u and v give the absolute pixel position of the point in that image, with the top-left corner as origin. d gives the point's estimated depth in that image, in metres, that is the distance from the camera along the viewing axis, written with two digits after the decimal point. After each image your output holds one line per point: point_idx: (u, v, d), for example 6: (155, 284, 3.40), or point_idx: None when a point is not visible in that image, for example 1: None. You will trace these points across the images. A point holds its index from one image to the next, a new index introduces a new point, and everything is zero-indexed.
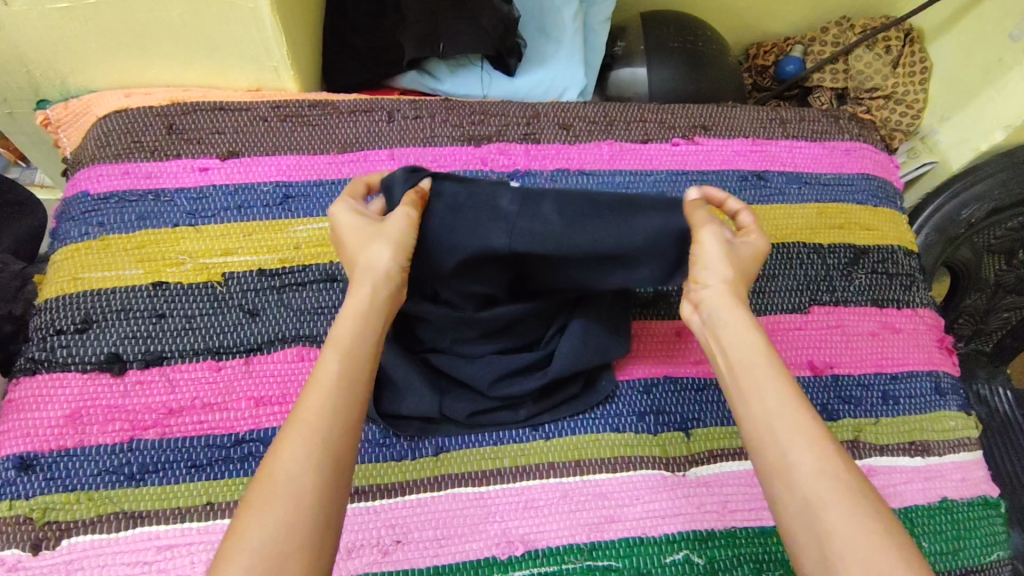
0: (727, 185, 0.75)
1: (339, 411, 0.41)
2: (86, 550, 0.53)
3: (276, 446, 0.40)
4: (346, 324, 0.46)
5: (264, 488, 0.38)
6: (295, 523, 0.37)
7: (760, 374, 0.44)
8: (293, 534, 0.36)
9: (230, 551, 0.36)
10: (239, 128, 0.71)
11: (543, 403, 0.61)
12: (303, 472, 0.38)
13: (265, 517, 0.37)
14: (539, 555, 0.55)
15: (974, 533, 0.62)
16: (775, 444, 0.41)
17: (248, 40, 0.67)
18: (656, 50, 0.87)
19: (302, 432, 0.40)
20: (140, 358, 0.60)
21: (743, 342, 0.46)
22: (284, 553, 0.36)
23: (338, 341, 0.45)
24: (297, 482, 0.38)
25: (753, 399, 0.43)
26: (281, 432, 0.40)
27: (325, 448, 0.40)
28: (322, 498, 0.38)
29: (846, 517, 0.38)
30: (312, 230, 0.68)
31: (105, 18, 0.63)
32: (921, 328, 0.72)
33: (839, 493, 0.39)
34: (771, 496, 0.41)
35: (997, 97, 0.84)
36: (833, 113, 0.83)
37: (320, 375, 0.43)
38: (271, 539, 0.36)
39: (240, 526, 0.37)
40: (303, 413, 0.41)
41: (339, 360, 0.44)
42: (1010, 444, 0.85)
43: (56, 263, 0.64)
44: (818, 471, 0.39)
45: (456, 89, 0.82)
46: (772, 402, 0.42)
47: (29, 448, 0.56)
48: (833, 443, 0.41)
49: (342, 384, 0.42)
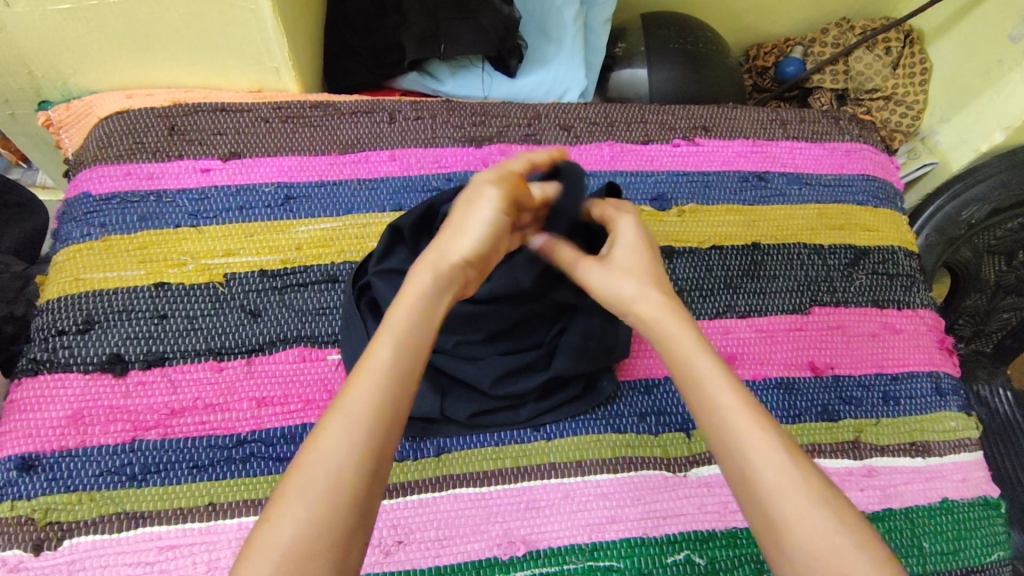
0: (727, 186, 0.75)
1: (382, 403, 0.39)
2: (88, 550, 0.53)
3: (315, 438, 0.38)
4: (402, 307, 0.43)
5: (298, 481, 0.37)
6: (326, 519, 0.36)
7: (712, 382, 0.42)
8: (321, 532, 0.36)
9: (257, 545, 0.35)
10: (240, 129, 0.71)
11: (545, 403, 0.61)
12: (340, 467, 0.37)
13: (295, 512, 0.36)
14: (541, 556, 0.55)
15: (975, 533, 0.62)
16: (733, 452, 0.40)
17: (249, 42, 0.68)
18: (657, 51, 0.88)
19: (343, 424, 0.39)
20: (142, 358, 0.61)
21: (684, 350, 0.44)
22: (311, 550, 0.35)
23: (392, 327, 0.42)
24: (332, 477, 0.37)
25: (709, 411, 0.41)
26: (323, 421, 0.39)
27: (363, 443, 0.38)
28: (357, 493, 0.37)
29: (813, 528, 0.36)
30: (314, 230, 0.68)
31: (106, 19, 0.63)
32: (922, 329, 0.72)
33: (805, 504, 0.37)
34: (744, 510, 0.39)
35: (997, 97, 0.84)
36: (833, 113, 0.83)
37: (369, 363, 0.41)
38: (299, 535, 0.35)
39: (271, 518, 0.36)
40: (345, 404, 0.39)
41: (393, 347, 0.41)
42: (1011, 444, 0.86)
43: (58, 263, 0.64)
44: (783, 482, 0.38)
45: (457, 91, 0.82)
46: (727, 412, 0.41)
47: (31, 448, 0.56)
48: (794, 448, 0.40)
49: (388, 376, 0.40)
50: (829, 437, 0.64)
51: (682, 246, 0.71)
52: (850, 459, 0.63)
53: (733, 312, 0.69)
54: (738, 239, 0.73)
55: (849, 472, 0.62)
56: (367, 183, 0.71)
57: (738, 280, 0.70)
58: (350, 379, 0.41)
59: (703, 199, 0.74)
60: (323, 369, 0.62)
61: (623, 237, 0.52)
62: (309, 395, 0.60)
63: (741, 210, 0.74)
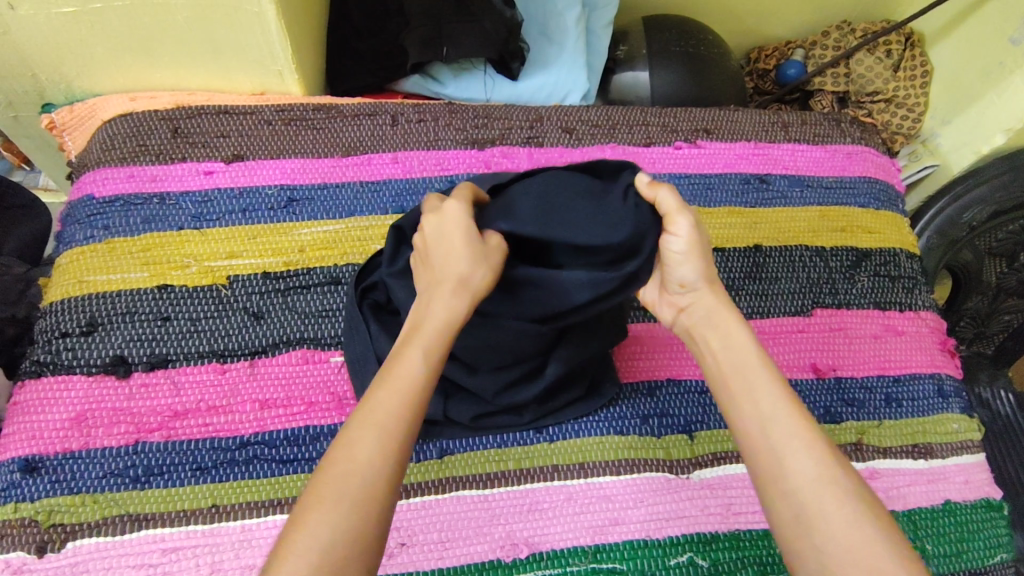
0: (730, 188, 0.76)
1: (413, 414, 0.40)
2: (92, 552, 0.53)
3: (349, 442, 0.39)
4: (431, 320, 0.43)
5: (334, 486, 0.37)
6: (363, 525, 0.36)
7: (756, 377, 0.44)
8: (358, 537, 0.36)
9: (292, 548, 0.35)
10: (243, 132, 0.71)
11: (547, 407, 0.60)
12: (375, 475, 0.38)
13: (331, 518, 0.36)
14: (544, 557, 0.55)
15: (978, 535, 0.62)
16: (766, 442, 0.41)
17: (253, 45, 0.68)
18: (658, 54, 0.88)
19: (378, 434, 0.39)
20: (145, 360, 0.61)
21: (729, 346, 0.46)
22: (348, 554, 0.35)
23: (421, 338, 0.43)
24: (368, 484, 0.37)
25: (750, 404, 0.43)
26: (355, 426, 0.39)
27: (396, 453, 0.39)
28: (389, 502, 0.38)
29: (846, 521, 0.37)
30: (316, 233, 0.68)
31: (111, 23, 0.63)
32: (924, 331, 0.72)
33: (839, 499, 0.38)
34: (768, 500, 0.41)
35: (997, 101, 0.85)
36: (835, 116, 0.83)
37: (400, 375, 0.41)
38: (336, 540, 0.35)
39: (305, 522, 0.36)
40: (378, 413, 0.40)
41: (424, 360, 0.42)
42: (1014, 447, 0.85)
43: (61, 266, 0.64)
44: (819, 475, 0.39)
45: (460, 94, 0.82)
46: (769, 407, 0.42)
47: (34, 450, 0.56)
48: (832, 446, 0.41)
49: (418, 389, 0.41)
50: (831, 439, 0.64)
51: None
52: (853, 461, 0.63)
53: None
54: (740, 241, 0.73)
55: None
56: (369, 185, 0.71)
57: (741, 282, 0.70)
58: (378, 390, 0.41)
59: (705, 202, 0.74)
60: (326, 372, 0.62)
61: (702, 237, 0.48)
62: (312, 398, 0.60)
63: (743, 212, 0.74)
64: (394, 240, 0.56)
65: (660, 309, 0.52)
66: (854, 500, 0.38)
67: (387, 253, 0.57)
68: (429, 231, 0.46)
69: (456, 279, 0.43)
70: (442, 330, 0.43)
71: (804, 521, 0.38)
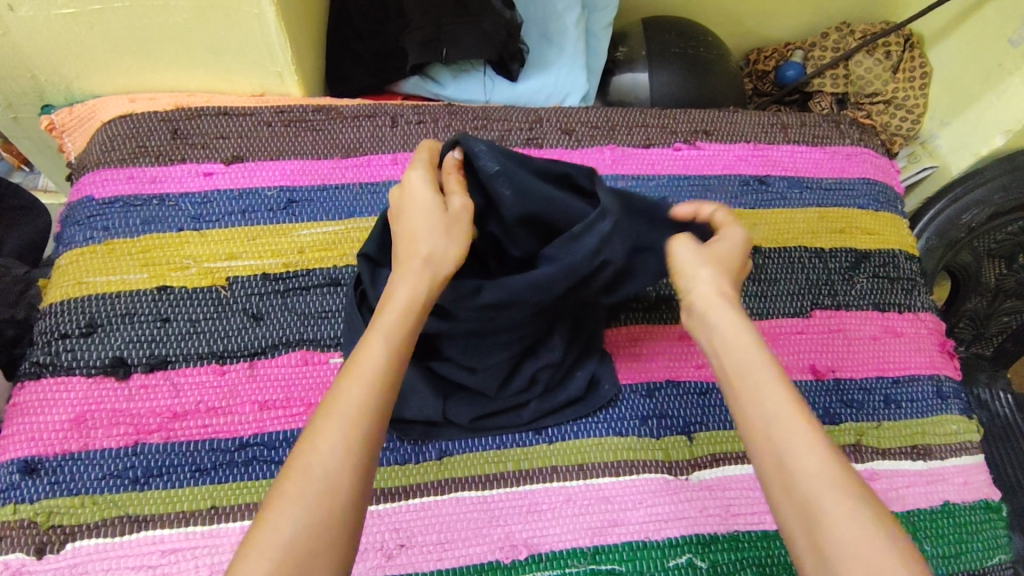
0: (729, 190, 0.76)
1: (377, 401, 0.40)
2: (91, 553, 0.53)
3: (312, 436, 0.39)
4: (393, 305, 0.44)
5: (297, 479, 0.37)
6: (328, 517, 0.36)
7: (758, 374, 0.43)
8: (322, 529, 0.36)
9: (256, 543, 0.35)
10: (243, 133, 0.71)
11: (548, 403, 0.61)
12: (339, 465, 0.38)
13: (293, 510, 0.36)
14: (544, 559, 0.56)
15: (977, 536, 0.62)
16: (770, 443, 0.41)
17: (253, 46, 0.68)
18: (657, 56, 0.88)
19: (341, 424, 0.39)
20: (145, 361, 0.61)
21: (733, 342, 0.45)
22: (314, 547, 0.35)
23: (382, 328, 0.43)
24: (331, 475, 0.37)
25: (750, 401, 0.43)
26: (319, 421, 0.39)
27: (360, 441, 0.39)
28: (357, 490, 0.38)
29: (846, 519, 0.37)
30: (316, 234, 0.68)
31: (110, 24, 0.63)
32: (923, 332, 0.72)
33: (838, 497, 0.38)
34: (773, 501, 0.40)
35: (997, 102, 0.85)
36: (834, 117, 0.83)
37: (364, 362, 0.41)
38: (301, 532, 0.36)
39: (269, 517, 0.36)
40: (342, 405, 0.40)
41: (388, 344, 0.42)
42: (1012, 448, 0.86)
43: (60, 267, 0.64)
44: (819, 473, 0.39)
45: (459, 96, 0.83)
46: (770, 404, 0.42)
47: (34, 452, 0.56)
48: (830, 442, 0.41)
49: (382, 377, 0.41)
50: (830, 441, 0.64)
51: None
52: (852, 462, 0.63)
53: None
54: None
55: None
56: (369, 187, 0.71)
57: (740, 283, 0.70)
58: (342, 380, 0.41)
59: None
60: (325, 373, 0.62)
61: (728, 242, 0.52)
62: (311, 399, 0.60)
63: (742, 214, 0.75)
64: (368, 270, 0.58)
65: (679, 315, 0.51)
66: (853, 498, 0.38)
67: (366, 283, 0.57)
68: (394, 209, 0.50)
69: (418, 258, 0.45)
70: (402, 314, 0.43)
71: (804, 518, 0.38)
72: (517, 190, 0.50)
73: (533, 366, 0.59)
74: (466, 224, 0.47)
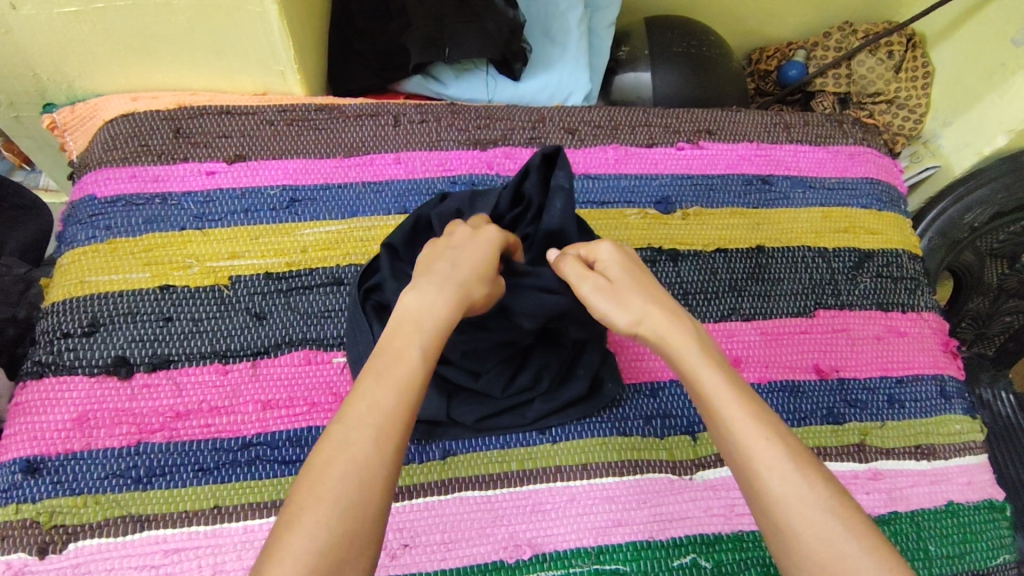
0: (732, 189, 0.76)
1: (409, 411, 0.40)
2: (94, 553, 0.53)
3: (344, 443, 0.38)
4: (428, 318, 0.43)
5: (331, 488, 0.37)
6: (359, 527, 0.36)
7: (718, 394, 0.42)
8: (351, 538, 0.36)
9: (284, 550, 0.35)
10: (246, 131, 0.71)
11: (552, 403, 0.59)
12: (372, 476, 0.38)
13: (324, 519, 0.36)
14: (547, 559, 0.55)
15: (980, 536, 0.62)
16: (738, 453, 0.40)
17: (255, 45, 0.68)
18: (660, 54, 0.88)
19: (374, 433, 0.39)
20: (148, 361, 0.60)
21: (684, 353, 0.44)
22: (344, 556, 0.35)
23: (418, 336, 0.43)
24: (363, 484, 0.37)
25: (717, 422, 0.41)
26: (350, 428, 0.39)
27: (394, 450, 0.39)
28: (386, 500, 0.38)
29: (823, 533, 0.37)
30: (319, 233, 0.68)
31: (112, 22, 0.63)
32: (926, 332, 0.72)
33: (814, 510, 0.38)
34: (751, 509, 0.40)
35: (999, 102, 0.85)
36: (836, 116, 0.83)
37: (398, 370, 0.41)
38: (332, 541, 0.35)
39: (300, 524, 0.36)
40: (375, 414, 0.39)
41: (423, 355, 0.42)
42: (1014, 447, 0.86)
43: (63, 266, 0.64)
44: (790, 489, 0.38)
45: (462, 95, 0.83)
46: (734, 419, 0.41)
47: (37, 451, 0.56)
48: (801, 450, 0.40)
49: (415, 387, 0.41)
50: (834, 440, 0.64)
51: (686, 249, 0.72)
52: (856, 461, 0.63)
53: (738, 314, 0.69)
54: (743, 242, 0.73)
55: (853, 475, 0.62)
56: (372, 186, 0.71)
57: (743, 283, 0.71)
58: (376, 387, 0.40)
59: (707, 203, 0.74)
60: (328, 373, 0.62)
61: (608, 264, 0.49)
62: (315, 398, 0.60)
63: (745, 213, 0.75)
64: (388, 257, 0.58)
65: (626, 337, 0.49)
66: (833, 512, 0.37)
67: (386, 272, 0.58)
68: (448, 242, 0.49)
69: (456, 281, 0.46)
70: (436, 329, 0.43)
71: (778, 531, 0.38)
72: (566, 209, 0.55)
73: (535, 363, 0.58)
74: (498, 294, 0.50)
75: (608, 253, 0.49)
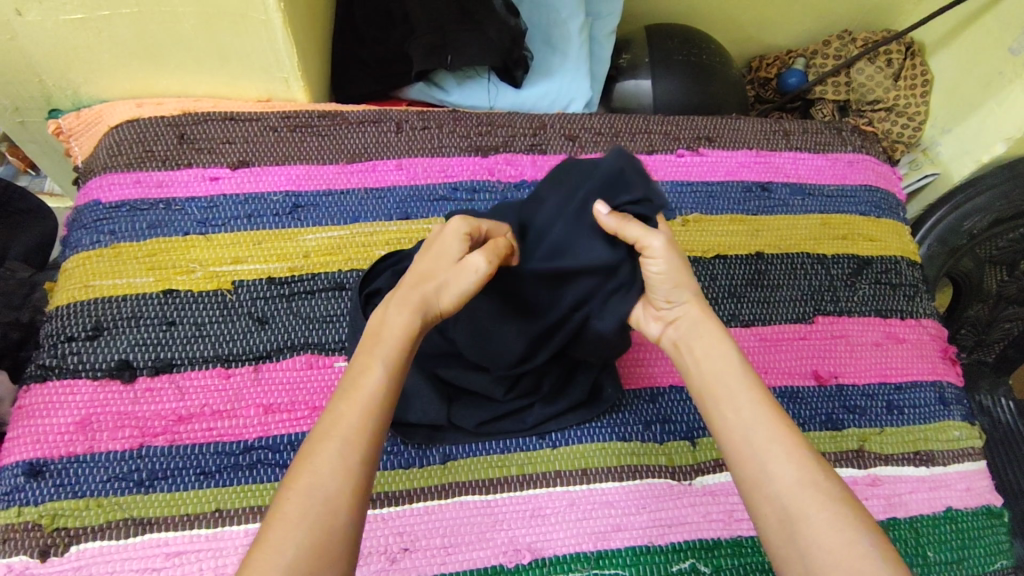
0: (731, 196, 0.76)
1: (374, 425, 0.41)
2: (95, 556, 0.53)
3: (312, 459, 0.39)
4: (390, 333, 0.44)
5: (299, 501, 0.37)
6: (329, 536, 0.37)
7: (732, 394, 0.45)
8: (323, 547, 0.36)
9: (258, 561, 0.36)
10: (249, 138, 0.71)
11: (553, 410, 0.60)
12: (340, 487, 0.38)
13: (295, 532, 0.36)
14: (547, 563, 0.56)
15: (978, 542, 0.62)
16: (750, 452, 0.43)
17: (259, 52, 0.68)
18: (661, 62, 0.88)
19: (339, 446, 0.40)
20: (150, 365, 0.61)
21: (708, 359, 0.47)
22: (315, 565, 0.36)
23: (381, 351, 0.43)
24: (331, 495, 0.38)
25: (728, 420, 0.44)
26: (320, 444, 0.40)
27: (359, 462, 0.40)
28: (356, 508, 0.38)
29: (831, 531, 0.39)
30: (321, 239, 0.68)
31: (118, 30, 0.63)
32: (924, 338, 0.72)
33: (821, 504, 0.40)
34: (752, 507, 0.42)
35: (998, 110, 0.85)
36: (835, 125, 0.83)
37: (362, 383, 0.42)
38: (302, 552, 0.36)
39: (271, 537, 0.36)
40: (341, 429, 0.40)
41: (385, 370, 0.43)
42: (1014, 455, 0.86)
43: (67, 271, 0.65)
44: (798, 486, 0.40)
45: (465, 102, 0.84)
46: (747, 420, 0.44)
47: (39, 454, 0.56)
48: (813, 454, 0.42)
49: (382, 402, 0.42)
50: (833, 446, 0.64)
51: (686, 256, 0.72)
52: (854, 467, 0.64)
53: (737, 320, 0.69)
54: (743, 249, 0.73)
55: (852, 481, 0.62)
56: (374, 192, 0.71)
57: (742, 290, 0.71)
58: (341, 403, 0.42)
59: (706, 210, 0.75)
60: (329, 377, 0.62)
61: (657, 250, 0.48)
62: (316, 403, 0.61)
63: (745, 220, 0.75)
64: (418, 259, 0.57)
65: (646, 325, 0.52)
66: (841, 513, 0.39)
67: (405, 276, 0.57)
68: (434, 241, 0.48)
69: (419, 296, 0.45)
70: (400, 343, 0.44)
71: (784, 528, 0.40)
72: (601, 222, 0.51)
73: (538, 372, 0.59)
74: (470, 285, 0.45)
75: (661, 250, 0.48)
